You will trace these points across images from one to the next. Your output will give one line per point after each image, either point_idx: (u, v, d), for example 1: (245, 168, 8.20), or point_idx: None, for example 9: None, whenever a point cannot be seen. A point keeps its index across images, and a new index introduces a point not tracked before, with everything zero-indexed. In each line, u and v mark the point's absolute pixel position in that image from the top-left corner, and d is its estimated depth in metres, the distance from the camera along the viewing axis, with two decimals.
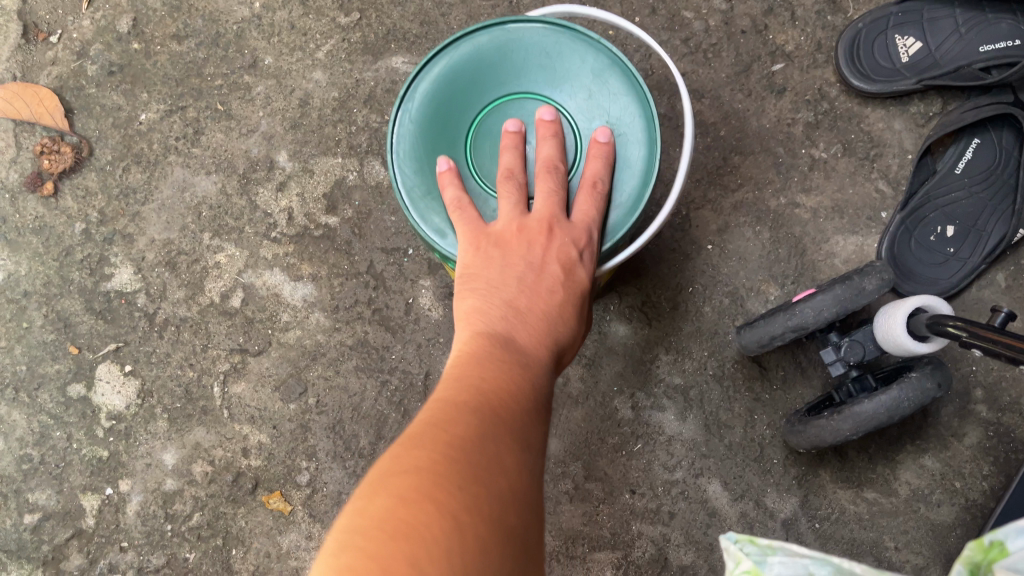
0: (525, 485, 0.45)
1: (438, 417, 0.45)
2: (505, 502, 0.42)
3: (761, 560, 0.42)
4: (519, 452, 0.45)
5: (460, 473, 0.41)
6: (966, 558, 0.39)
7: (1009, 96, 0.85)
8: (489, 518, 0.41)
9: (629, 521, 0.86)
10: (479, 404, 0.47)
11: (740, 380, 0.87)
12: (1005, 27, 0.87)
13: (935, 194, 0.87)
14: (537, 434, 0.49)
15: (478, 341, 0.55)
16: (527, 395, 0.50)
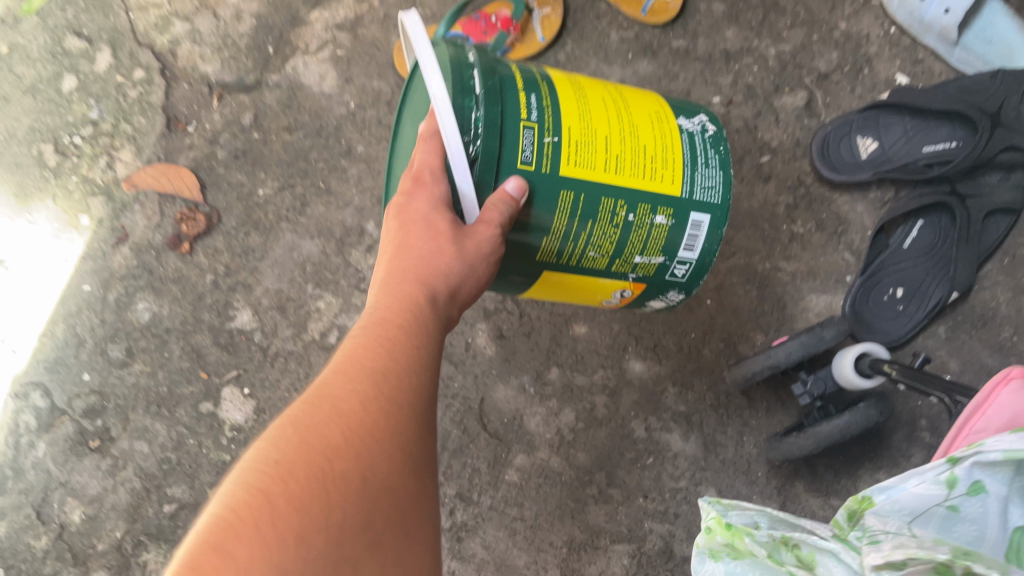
0: (351, 469, 0.50)
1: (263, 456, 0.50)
2: (325, 508, 0.47)
3: (723, 513, 0.66)
4: (342, 450, 0.51)
5: (264, 506, 0.46)
6: (847, 506, 0.61)
7: (947, 187, 1.08)
8: (294, 535, 0.46)
9: (642, 519, 1.07)
10: (305, 423, 0.52)
11: (733, 408, 1.08)
12: (944, 132, 1.09)
13: (888, 263, 1.10)
14: (372, 420, 0.54)
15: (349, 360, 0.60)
16: (363, 395, 0.56)
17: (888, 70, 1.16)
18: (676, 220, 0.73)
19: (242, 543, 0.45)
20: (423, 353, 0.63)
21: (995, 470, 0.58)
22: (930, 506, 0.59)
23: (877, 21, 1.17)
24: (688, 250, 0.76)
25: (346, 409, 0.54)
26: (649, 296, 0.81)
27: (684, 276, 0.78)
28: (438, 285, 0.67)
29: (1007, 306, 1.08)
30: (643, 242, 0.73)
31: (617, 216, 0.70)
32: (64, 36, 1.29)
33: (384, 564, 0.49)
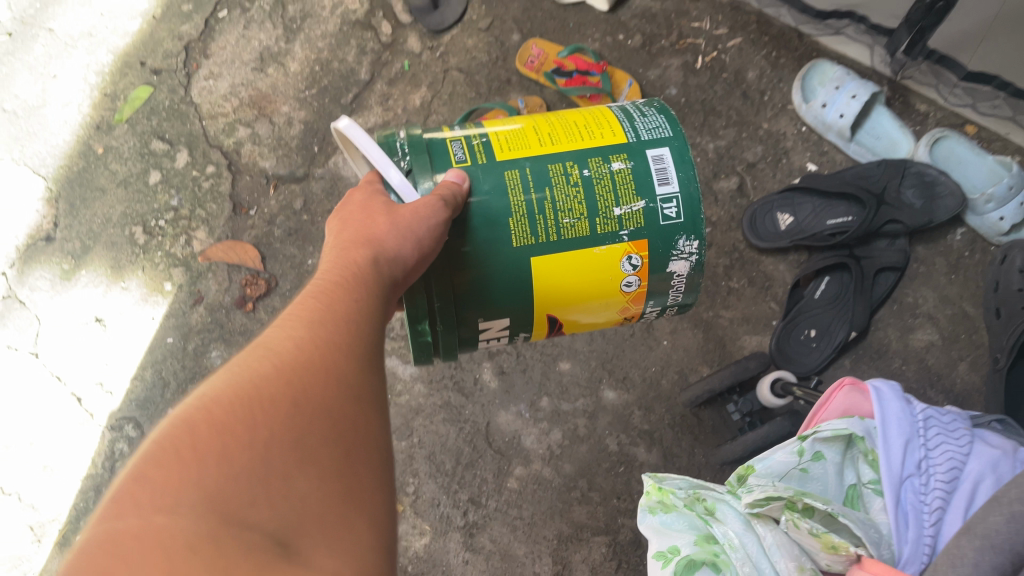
0: (283, 393, 0.52)
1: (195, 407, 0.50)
2: (249, 427, 0.49)
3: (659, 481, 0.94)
4: (278, 379, 0.54)
5: (190, 436, 0.47)
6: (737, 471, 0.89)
7: (846, 251, 1.41)
8: (222, 456, 0.46)
9: (616, 516, 1.36)
10: (242, 369, 0.55)
11: (686, 426, 1.38)
12: (843, 208, 1.42)
13: (804, 309, 1.41)
14: (309, 355, 0.57)
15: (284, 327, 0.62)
16: (301, 339, 0.59)
17: (801, 160, 1.49)
18: (634, 161, 0.84)
19: (169, 478, 0.44)
20: (367, 302, 0.66)
21: (831, 445, 0.87)
22: (789, 469, 0.87)
23: (792, 122, 1.50)
24: (664, 184, 0.83)
25: (282, 351, 0.58)
26: (660, 253, 0.84)
27: (677, 212, 0.84)
28: (382, 247, 0.71)
29: (897, 342, 1.39)
30: (612, 189, 0.82)
31: (572, 173, 0.82)
32: (150, 140, 1.62)
33: (319, 477, 0.49)
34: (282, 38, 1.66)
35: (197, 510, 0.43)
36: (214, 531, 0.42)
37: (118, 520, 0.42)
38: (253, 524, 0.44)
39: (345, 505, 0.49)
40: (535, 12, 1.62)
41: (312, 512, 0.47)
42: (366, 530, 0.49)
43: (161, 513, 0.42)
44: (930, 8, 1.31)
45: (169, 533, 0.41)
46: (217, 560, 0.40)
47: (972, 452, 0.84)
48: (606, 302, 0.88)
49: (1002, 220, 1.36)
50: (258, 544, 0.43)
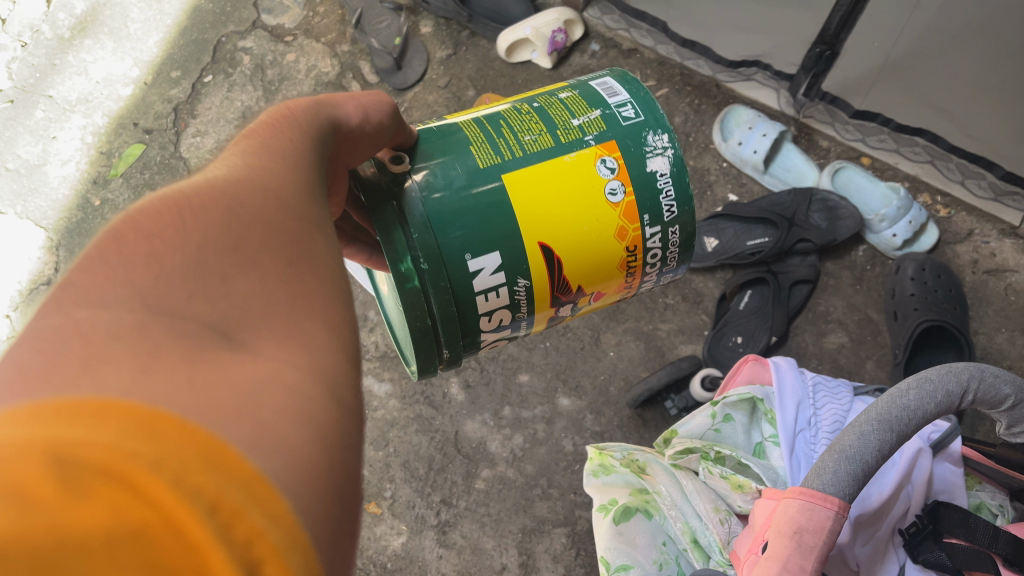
0: (215, 201, 0.47)
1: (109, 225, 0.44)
2: (180, 231, 0.44)
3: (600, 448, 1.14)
4: (204, 188, 0.49)
5: (111, 247, 0.42)
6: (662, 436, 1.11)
7: (765, 267, 1.61)
8: (149, 261, 0.42)
9: (574, 509, 1.52)
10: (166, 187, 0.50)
11: (632, 426, 1.56)
12: (760, 230, 1.62)
13: (730, 319, 1.60)
14: (246, 174, 0.52)
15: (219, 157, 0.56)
16: (232, 163, 0.54)
17: (723, 191, 1.71)
18: (579, 89, 0.86)
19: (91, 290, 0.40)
20: (305, 141, 0.61)
21: (738, 408, 1.08)
22: (705, 430, 1.08)
23: (714, 158, 1.72)
24: (614, 96, 0.85)
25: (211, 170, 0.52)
26: (634, 158, 0.81)
27: (637, 113, 0.84)
28: (327, 102, 0.68)
29: (813, 345, 1.59)
30: (565, 109, 0.83)
31: (524, 108, 0.84)
32: (143, 192, 1.79)
33: (261, 281, 0.45)
34: (261, 98, 1.86)
35: (126, 312, 0.39)
36: (142, 324, 0.38)
37: (45, 319, 0.38)
38: (192, 316, 0.41)
39: (291, 307, 0.46)
40: (488, 70, 1.84)
41: (255, 309, 0.44)
42: (318, 331, 0.46)
43: (87, 309, 0.38)
44: (820, 55, 1.58)
45: (91, 328, 0.37)
46: (153, 343, 0.37)
47: (851, 408, 1.04)
48: (600, 224, 0.80)
49: (894, 236, 1.58)
50: (198, 335, 0.40)
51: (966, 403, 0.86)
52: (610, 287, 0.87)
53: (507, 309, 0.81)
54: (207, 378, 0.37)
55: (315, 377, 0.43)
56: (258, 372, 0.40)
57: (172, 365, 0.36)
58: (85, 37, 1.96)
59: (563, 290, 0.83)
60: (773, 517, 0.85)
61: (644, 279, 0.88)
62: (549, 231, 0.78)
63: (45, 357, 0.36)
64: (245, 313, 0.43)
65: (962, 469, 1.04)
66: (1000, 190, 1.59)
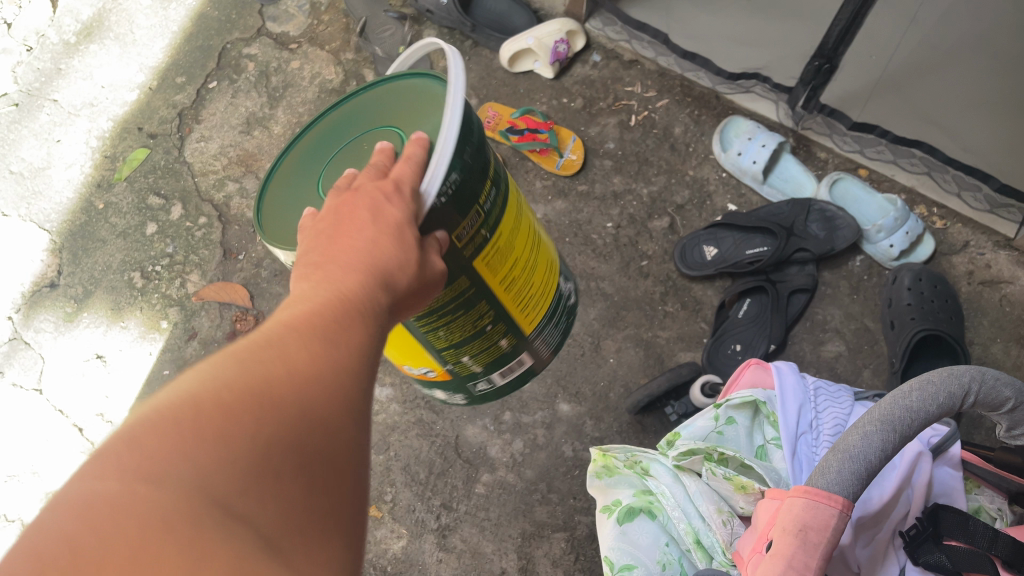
0: (290, 391, 0.52)
1: (190, 388, 0.49)
2: (249, 419, 0.48)
3: (604, 449, 1.16)
4: (282, 375, 0.53)
5: (191, 416, 0.47)
6: (665, 438, 1.12)
7: (764, 276, 1.62)
8: (216, 445, 0.46)
9: (574, 514, 1.52)
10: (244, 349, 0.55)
11: (632, 432, 1.57)
12: (759, 240, 1.63)
13: (729, 327, 1.61)
14: (322, 360, 0.56)
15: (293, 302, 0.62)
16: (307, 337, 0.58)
17: (723, 201, 1.72)
18: (513, 344, 0.99)
19: (158, 459, 0.44)
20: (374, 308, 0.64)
21: (740, 411, 1.11)
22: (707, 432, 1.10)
23: (714, 169, 1.74)
24: (506, 369, 1.03)
25: (289, 340, 0.56)
26: (445, 385, 1.04)
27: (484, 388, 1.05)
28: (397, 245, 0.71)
29: (811, 353, 1.61)
30: (483, 352, 0.96)
31: (480, 319, 0.91)
32: (147, 196, 1.81)
33: (308, 485, 0.49)
34: (265, 104, 1.87)
35: (178, 498, 0.43)
36: (198, 516, 0.42)
37: (105, 480, 0.43)
38: (244, 515, 0.44)
39: (322, 525, 0.49)
40: (490, 80, 1.87)
41: (296, 519, 0.47)
42: (338, 550, 0.50)
43: (146, 483, 0.43)
44: (819, 69, 1.61)
45: (148, 511, 0.42)
46: (198, 543, 0.41)
47: (852, 412, 1.06)
48: (398, 354, 0.98)
49: (892, 247, 1.60)
50: (250, 544, 0.43)
51: (968, 405, 0.88)
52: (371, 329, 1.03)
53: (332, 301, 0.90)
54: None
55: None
56: None
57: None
58: (90, 42, 1.97)
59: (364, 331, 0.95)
60: (778, 516, 0.86)
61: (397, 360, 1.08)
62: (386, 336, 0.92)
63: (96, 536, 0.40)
64: (290, 520, 0.47)
65: (961, 473, 1.06)
66: (995, 202, 1.60)
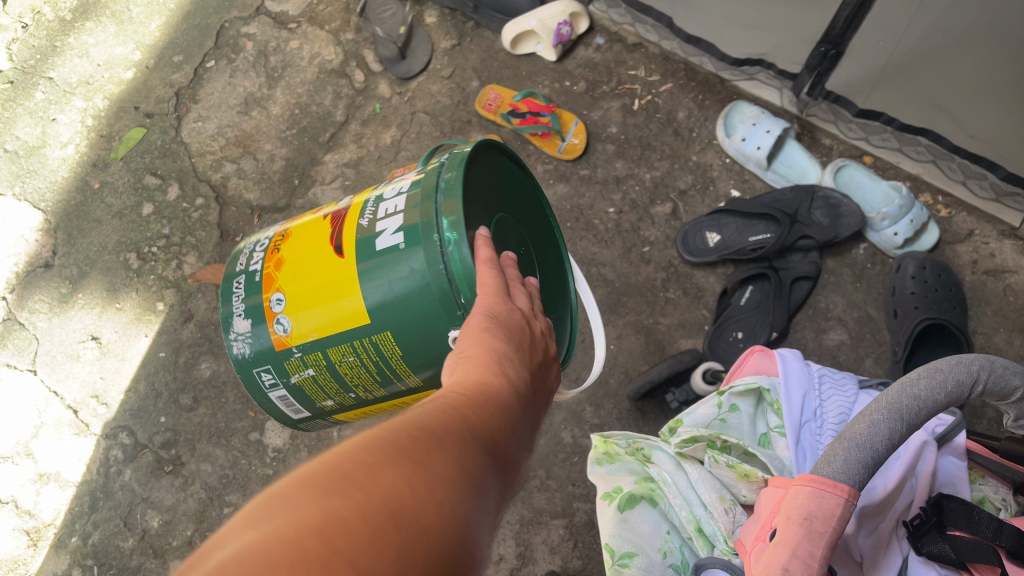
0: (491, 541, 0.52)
1: (442, 483, 0.49)
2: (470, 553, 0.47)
3: (606, 436, 1.15)
4: (472, 497, 0.51)
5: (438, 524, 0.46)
6: (669, 426, 1.11)
7: (767, 263, 1.60)
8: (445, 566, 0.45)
9: (572, 500, 1.52)
10: (445, 445, 0.53)
11: (631, 418, 1.56)
12: (762, 226, 1.61)
13: (731, 315, 1.60)
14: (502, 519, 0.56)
15: (494, 409, 0.62)
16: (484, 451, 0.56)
17: (726, 188, 1.71)
18: (321, 406, 1.05)
19: (401, 548, 0.43)
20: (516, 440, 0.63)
21: (744, 398, 1.10)
22: (710, 420, 1.09)
23: (717, 154, 1.73)
24: (281, 394, 1.04)
25: (476, 459, 0.55)
26: (265, 335, 0.99)
27: (264, 373, 1.02)
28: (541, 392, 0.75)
29: (813, 341, 1.59)
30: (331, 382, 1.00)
31: (378, 367, 0.94)
32: (144, 176, 1.79)
33: None
34: (264, 85, 1.85)
35: None
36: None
37: (351, 536, 0.42)
38: None
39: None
40: (491, 62, 1.84)
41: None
42: None
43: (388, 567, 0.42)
44: (824, 54, 1.58)
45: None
46: None
47: (856, 400, 1.05)
48: (294, 277, 0.95)
49: (896, 235, 1.58)
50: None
51: (977, 394, 0.87)
52: (305, 225, 0.99)
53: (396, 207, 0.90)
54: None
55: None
56: None
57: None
58: (86, 20, 1.94)
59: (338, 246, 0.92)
60: (782, 504, 0.85)
61: (258, 260, 1.02)
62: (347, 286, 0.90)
63: None
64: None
65: (965, 463, 1.06)
66: (1002, 191, 1.59)
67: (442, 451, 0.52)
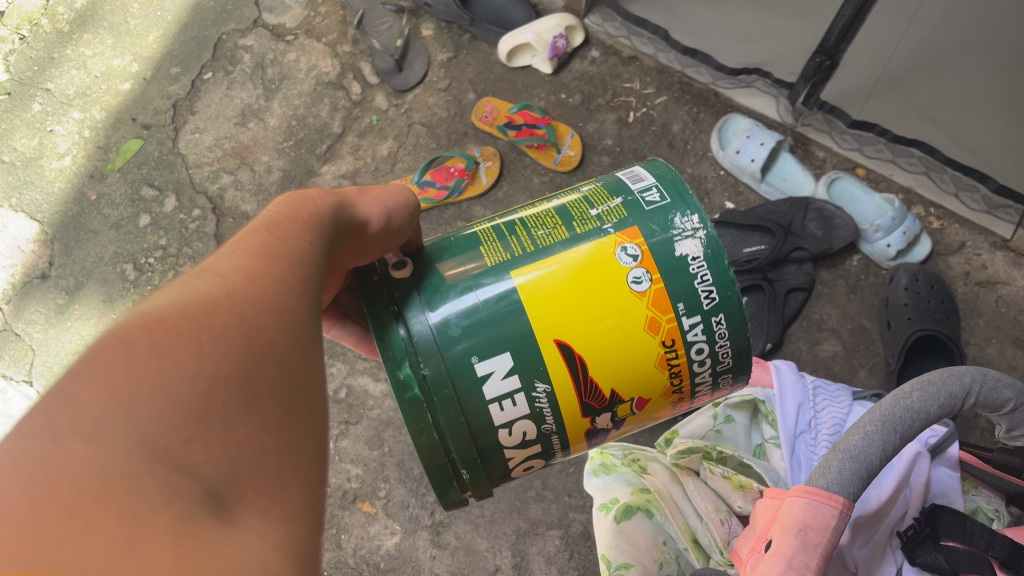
0: (277, 331, 0.52)
1: (185, 310, 0.48)
2: (222, 355, 0.47)
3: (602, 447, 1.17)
4: (224, 308, 0.50)
5: (179, 343, 0.46)
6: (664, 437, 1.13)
7: (760, 275, 1.61)
8: (194, 374, 0.45)
9: (569, 511, 1.51)
10: (185, 287, 0.52)
11: (627, 430, 1.57)
12: (756, 238, 1.63)
13: None
14: (301, 302, 0.57)
15: (274, 238, 0.61)
16: (247, 266, 0.56)
17: (720, 200, 1.71)
18: None
19: (132, 378, 0.43)
20: (311, 241, 0.63)
21: (738, 410, 1.11)
22: (705, 431, 1.10)
23: (712, 166, 1.73)
24: None
25: (230, 275, 0.54)
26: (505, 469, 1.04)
27: (662, 197, 0.80)
28: (354, 208, 0.73)
29: (807, 352, 1.60)
30: (585, 201, 0.82)
31: (544, 203, 0.84)
32: (141, 187, 1.80)
33: (262, 427, 0.48)
34: (261, 96, 1.86)
35: (146, 425, 0.42)
36: (138, 470, 0.40)
37: (75, 392, 0.41)
38: (201, 466, 0.43)
39: (281, 465, 0.48)
40: (488, 74, 1.84)
41: (248, 465, 0.45)
42: (300, 491, 0.48)
43: (122, 404, 0.42)
44: (819, 66, 1.61)
45: (79, 468, 0.38)
46: (150, 485, 0.39)
47: (850, 412, 1.06)
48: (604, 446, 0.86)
49: (889, 247, 1.59)
50: (189, 494, 0.41)
51: (968, 406, 0.88)
52: None
53: (531, 423, 0.77)
54: (189, 552, 0.37)
55: (288, 556, 0.43)
56: (247, 546, 0.41)
57: (156, 535, 0.37)
58: (84, 32, 1.95)
59: (597, 401, 0.77)
60: (777, 516, 0.85)
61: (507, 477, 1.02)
62: (569, 329, 0.74)
63: (63, 451, 0.39)
64: (236, 474, 0.45)
65: (957, 474, 1.07)
66: (993, 203, 1.61)
67: (190, 291, 0.51)
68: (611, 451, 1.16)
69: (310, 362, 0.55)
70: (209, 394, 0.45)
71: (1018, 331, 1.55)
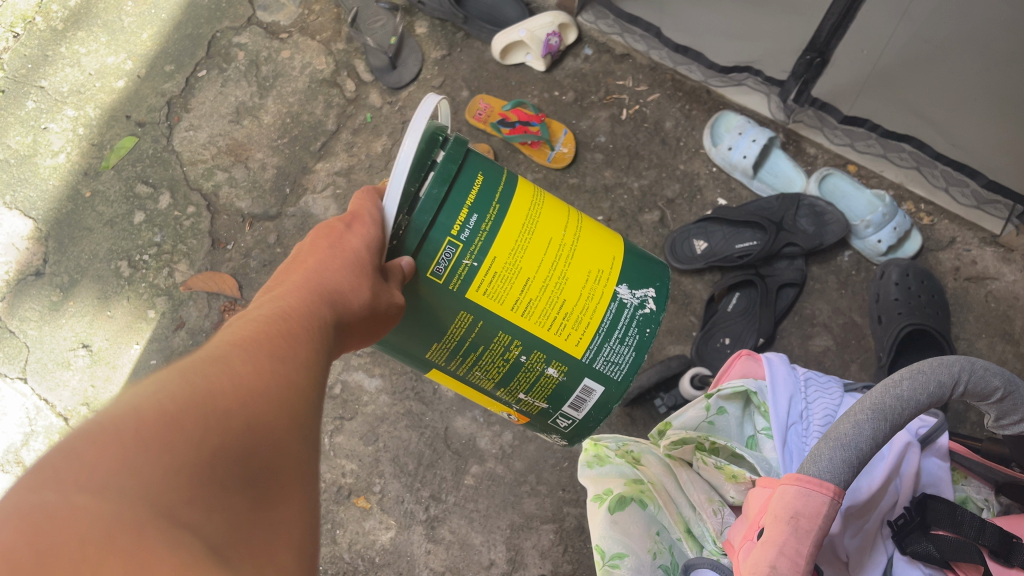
0: (278, 421, 0.55)
1: (193, 394, 0.51)
2: (225, 435, 0.49)
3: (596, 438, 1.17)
4: (229, 395, 0.53)
5: (183, 417, 0.48)
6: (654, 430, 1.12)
7: (753, 270, 1.61)
8: (196, 446, 0.47)
9: (563, 505, 1.52)
10: (192, 371, 0.55)
11: (620, 425, 1.59)
12: (748, 234, 1.62)
13: (719, 321, 1.62)
14: (303, 395, 0.60)
15: (273, 333, 0.64)
16: (254, 361, 0.58)
17: (712, 196, 1.72)
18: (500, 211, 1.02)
19: (139, 446, 0.45)
20: (310, 345, 0.66)
21: (732, 401, 1.12)
22: (698, 423, 1.11)
23: (704, 163, 1.74)
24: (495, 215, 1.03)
25: (238, 367, 0.57)
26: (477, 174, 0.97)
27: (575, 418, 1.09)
28: (345, 300, 0.76)
29: (799, 347, 1.61)
30: (532, 382, 1.02)
31: (511, 353, 0.98)
32: (135, 184, 1.80)
33: (257, 500, 0.48)
34: (255, 94, 1.87)
35: (150, 483, 0.43)
36: (140, 521, 0.41)
37: (82, 448, 0.43)
38: (202, 527, 0.43)
39: (278, 531, 0.48)
40: (481, 71, 1.85)
41: (246, 527, 0.46)
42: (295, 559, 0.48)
43: (128, 465, 0.43)
44: (810, 63, 1.62)
45: (85, 517, 0.40)
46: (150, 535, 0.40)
47: (842, 403, 1.07)
48: None
49: (880, 242, 1.59)
50: (192, 544, 0.41)
51: (958, 395, 0.89)
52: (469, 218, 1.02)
53: None
54: None
55: None
56: None
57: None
58: (77, 29, 1.95)
59: None
60: (769, 504, 0.86)
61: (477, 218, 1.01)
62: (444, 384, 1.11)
63: (67, 500, 0.41)
64: (233, 536, 0.45)
65: (948, 464, 1.07)
66: (982, 198, 1.62)
67: (198, 375, 0.54)
68: (604, 442, 1.16)
69: (306, 451, 0.56)
70: (208, 464, 0.47)
71: (1007, 326, 1.57)
